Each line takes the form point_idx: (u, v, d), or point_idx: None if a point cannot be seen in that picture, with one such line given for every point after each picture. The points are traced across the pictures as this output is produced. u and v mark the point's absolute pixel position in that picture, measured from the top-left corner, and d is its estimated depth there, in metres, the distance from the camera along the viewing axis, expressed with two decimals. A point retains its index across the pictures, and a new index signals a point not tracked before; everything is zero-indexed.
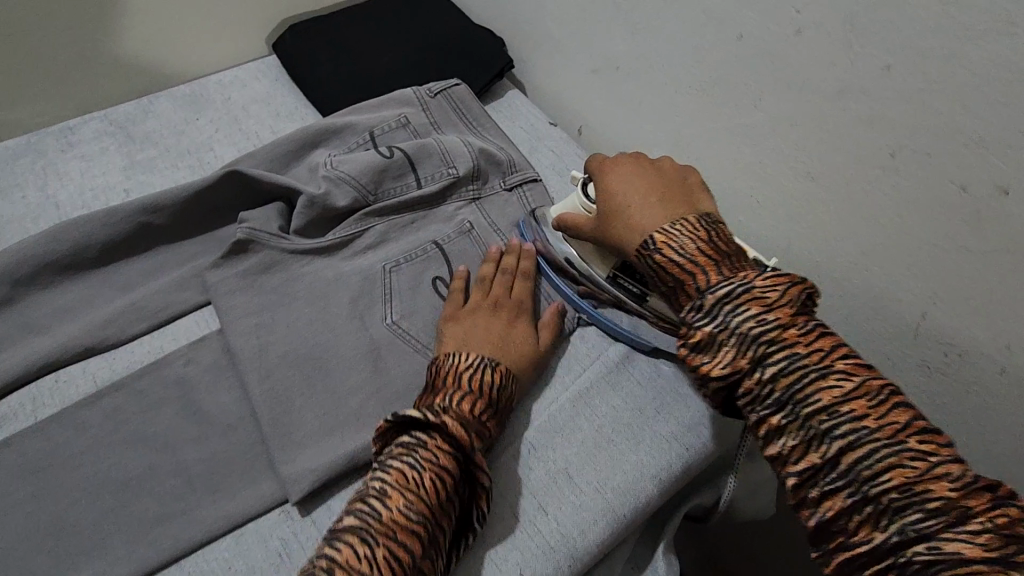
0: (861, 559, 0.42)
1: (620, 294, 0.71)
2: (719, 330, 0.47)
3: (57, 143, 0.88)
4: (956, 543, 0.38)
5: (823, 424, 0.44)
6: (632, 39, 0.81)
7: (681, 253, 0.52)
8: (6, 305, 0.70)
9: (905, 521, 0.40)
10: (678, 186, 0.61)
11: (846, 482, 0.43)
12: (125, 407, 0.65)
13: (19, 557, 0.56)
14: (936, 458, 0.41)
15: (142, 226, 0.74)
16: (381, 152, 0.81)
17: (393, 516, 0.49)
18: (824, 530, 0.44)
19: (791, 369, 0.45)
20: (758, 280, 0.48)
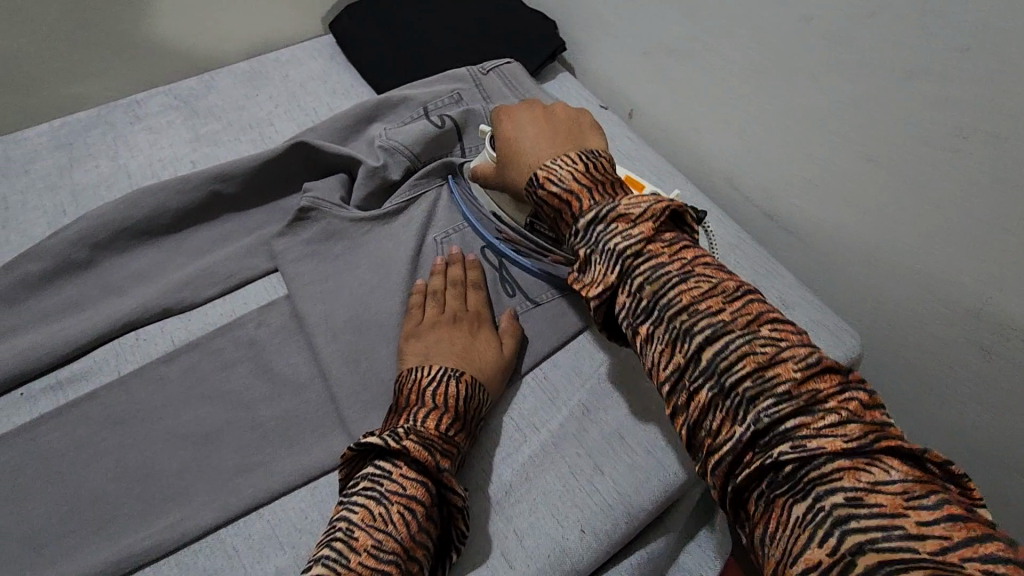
0: (728, 459, 0.44)
1: (538, 242, 0.72)
2: (591, 247, 0.53)
3: (125, 116, 0.91)
4: (818, 441, 0.40)
5: (685, 321, 0.47)
6: (690, 21, 0.82)
7: (560, 184, 0.56)
8: (88, 266, 0.73)
9: (759, 410, 0.43)
10: (573, 125, 0.63)
11: (708, 378, 0.46)
12: (202, 364, 0.68)
13: (108, 499, 0.59)
14: (788, 347, 0.45)
15: (212, 194, 0.77)
16: (435, 125, 0.83)
17: (359, 558, 0.48)
18: (697, 437, 0.46)
19: (661, 278, 0.49)
20: (625, 201, 0.53)
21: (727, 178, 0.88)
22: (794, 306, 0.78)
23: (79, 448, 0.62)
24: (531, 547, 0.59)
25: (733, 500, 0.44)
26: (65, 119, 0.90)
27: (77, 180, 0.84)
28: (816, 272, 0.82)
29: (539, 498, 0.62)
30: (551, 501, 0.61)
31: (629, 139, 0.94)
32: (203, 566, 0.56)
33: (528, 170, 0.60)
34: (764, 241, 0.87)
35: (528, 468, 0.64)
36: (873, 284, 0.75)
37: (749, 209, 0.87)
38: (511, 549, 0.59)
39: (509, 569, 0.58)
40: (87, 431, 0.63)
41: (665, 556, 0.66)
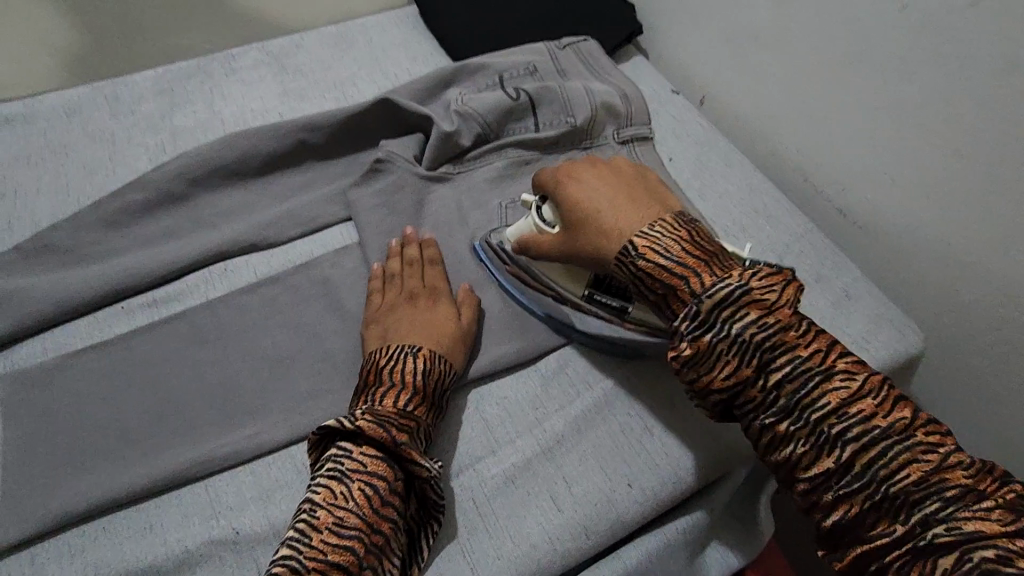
0: (878, 551, 0.47)
1: (600, 312, 0.68)
2: (720, 338, 0.51)
3: (221, 67, 0.97)
4: (976, 523, 0.44)
5: (833, 426, 0.48)
6: (778, 8, 0.82)
7: (668, 257, 0.55)
8: (183, 200, 0.79)
9: (927, 512, 0.45)
10: (644, 185, 0.66)
11: (862, 481, 0.47)
12: (282, 297, 0.72)
13: (192, 409, 0.64)
14: (944, 449, 0.47)
15: (299, 143, 0.82)
16: (508, 93, 0.86)
17: (321, 536, 0.51)
18: (845, 532, 0.49)
19: (802, 375, 0.50)
20: (753, 283, 0.53)
21: (799, 171, 0.88)
22: (859, 299, 0.77)
23: (168, 361, 0.67)
24: (579, 495, 0.61)
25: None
26: (168, 66, 0.96)
27: (176, 123, 0.90)
28: (883, 269, 0.81)
29: (589, 451, 0.64)
30: (600, 455, 0.64)
31: (701, 125, 0.94)
32: (274, 477, 0.61)
33: (615, 237, 0.60)
34: (832, 234, 0.86)
35: (579, 422, 0.66)
36: (945, 285, 0.74)
37: (821, 203, 0.86)
38: (559, 495, 0.61)
39: (558, 513, 0.60)
40: (176, 346, 0.68)
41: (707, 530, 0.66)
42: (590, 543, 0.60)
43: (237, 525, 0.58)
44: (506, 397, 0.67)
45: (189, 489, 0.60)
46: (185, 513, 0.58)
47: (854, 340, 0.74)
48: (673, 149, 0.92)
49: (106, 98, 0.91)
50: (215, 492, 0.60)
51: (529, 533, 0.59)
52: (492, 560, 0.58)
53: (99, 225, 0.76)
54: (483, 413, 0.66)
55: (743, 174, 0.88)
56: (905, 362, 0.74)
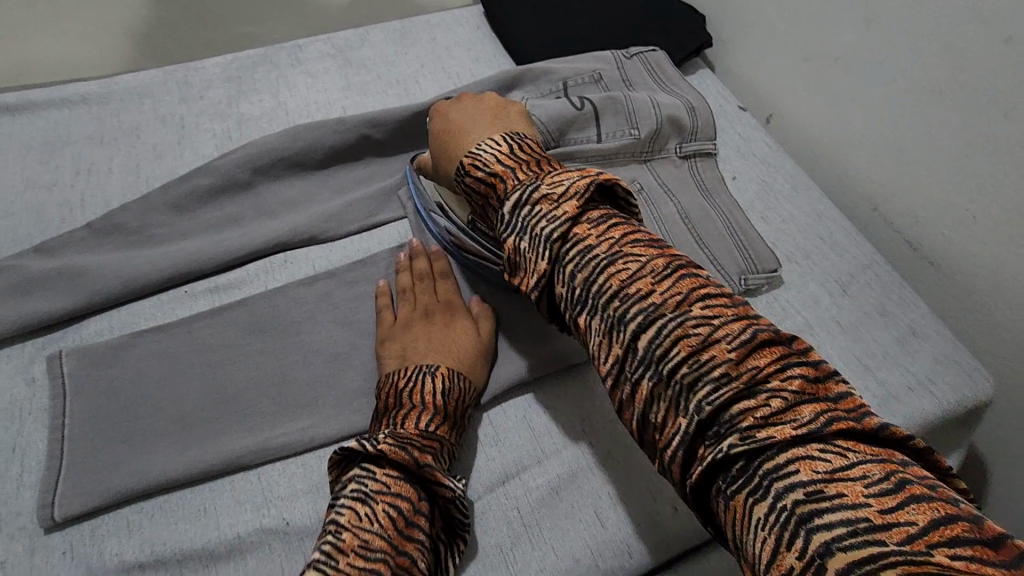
0: (678, 454, 0.44)
1: (482, 243, 0.69)
2: (517, 235, 0.54)
3: (288, 58, 0.98)
4: (785, 442, 0.40)
5: (618, 308, 0.48)
6: (864, 28, 0.79)
7: (485, 170, 0.59)
8: (248, 188, 0.80)
9: (699, 398, 0.43)
10: (502, 111, 0.68)
11: (644, 368, 0.46)
12: (338, 291, 0.73)
13: (250, 396, 0.66)
14: (732, 327, 0.44)
15: (362, 139, 0.83)
16: (572, 102, 0.86)
17: (348, 559, 0.49)
18: (648, 425, 0.47)
19: (586, 263, 0.50)
20: (547, 183, 0.55)
21: (868, 199, 0.85)
22: (925, 337, 0.74)
23: (226, 347, 0.69)
24: (626, 514, 0.62)
25: (701, 498, 0.44)
26: (237, 53, 0.98)
27: (242, 110, 0.92)
28: (955, 309, 0.78)
29: (635, 471, 0.64)
30: (645, 475, 0.63)
31: (766, 144, 0.92)
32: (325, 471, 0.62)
33: (460, 153, 0.64)
34: (898, 267, 0.83)
35: (627, 441, 0.66)
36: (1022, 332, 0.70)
37: (888, 233, 0.83)
38: (604, 511, 0.62)
39: (601, 528, 0.61)
40: (234, 333, 0.69)
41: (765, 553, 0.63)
42: (632, 562, 0.60)
43: (288, 516, 0.59)
44: (556, 406, 0.68)
45: (243, 476, 0.61)
46: (238, 500, 0.60)
47: (919, 379, 0.71)
48: (735, 168, 0.89)
49: (176, 82, 0.93)
50: (267, 480, 0.61)
51: (572, 548, 0.59)
52: (536, 573, 0.58)
53: (167, 208, 0.78)
54: (533, 424, 0.66)
55: (809, 199, 0.86)
56: (971, 408, 0.71)
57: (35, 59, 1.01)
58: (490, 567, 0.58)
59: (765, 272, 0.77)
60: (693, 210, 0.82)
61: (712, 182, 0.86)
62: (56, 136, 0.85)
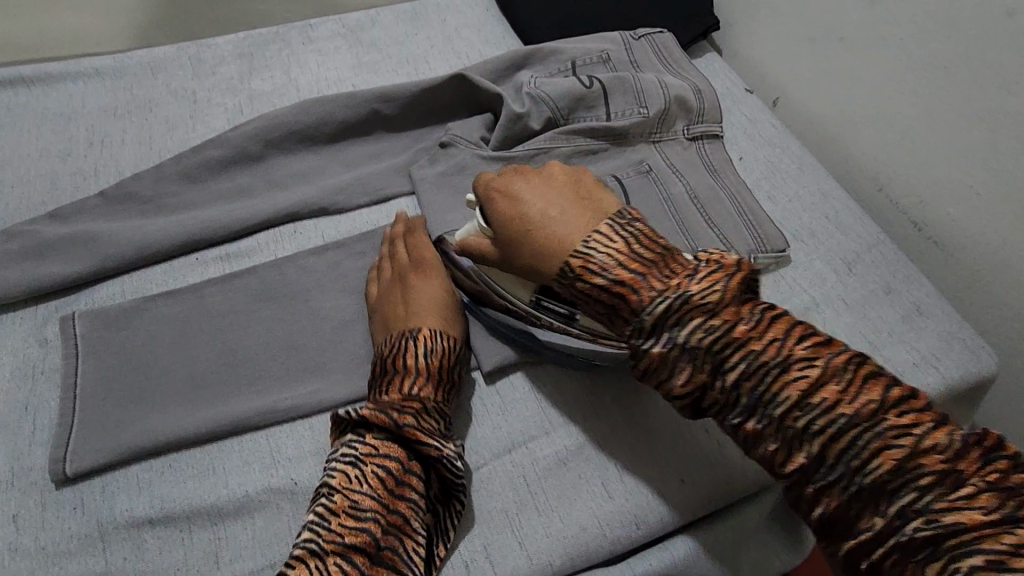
0: (865, 546, 0.44)
1: (546, 322, 0.63)
2: (671, 347, 0.50)
3: (299, 36, 0.99)
4: (953, 514, 0.41)
5: (799, 419, 0.46)
6: (871, 9, 0.79)
7: (606, 274, 0.53)
8: (258, 160, 0.81)
9: (902, 503, 0.43)
10: (582, 187, 0.61)
11: (836, 474, 0.45)
12: (347, 262, 0.74)
13: (259, 361, 0.67)
14: (921, 429, 0.44)
15: (372, 113, 0.84)
16: (582, 81, 0.86)
17: (339, 519, 0.52)
18: (831, 528, 0.46)
19: (753, 371, 0.48)
20: (696, 285, 0.50)
21: (875, 180, 0.85)
22: (930, 315, 0.74)
23: (237, 313, 0.70)
24: (633, 485, 0.61)
25: None
26: (249, 31, 0.99)
27: (253, 86, 0.93)
28: (960, 289, 0.78)
29: (643, 442, 0.64)
30: (652, 447, 0.63)
31: (773, 126, 0.92)
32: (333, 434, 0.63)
33: (559, 253, 0.56)
34: (905, 249, 0.84)
35: (633, 412, 0.65)
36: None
37: (894, 215, 0.84)
38: (611, 482, 0.61)
39: (609, 499, 0.60)
40: (245, 300, 0.70)
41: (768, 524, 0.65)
42: (640, 534, 0.59)
43: (295, 477, 0.60)
44: (563, 379, 0.67)
45: (250, 438, 0.62)
46: (247, 460, 0.61)
47: (923, 355, 0.72)
48: (743, 148, 0.90)
49: (188, 58, 0.94)
50: (275, 442, 0.62)
51: (577, 516, 0.59)
52: (542, 539, 0.58)
53: (178, 179, 0.78)
54: (540, 395, 0.66)
55: (816, 180, 0.86)
56: (975, 385, 0.71)
57: (49, 34, 1.02)
58: (495, 530, 0.58)
59: (773, 251, 0.78)
60: (700, 189, 0.82)
61: (720, 162, 0.86)
62: (68, 108, 0.86)
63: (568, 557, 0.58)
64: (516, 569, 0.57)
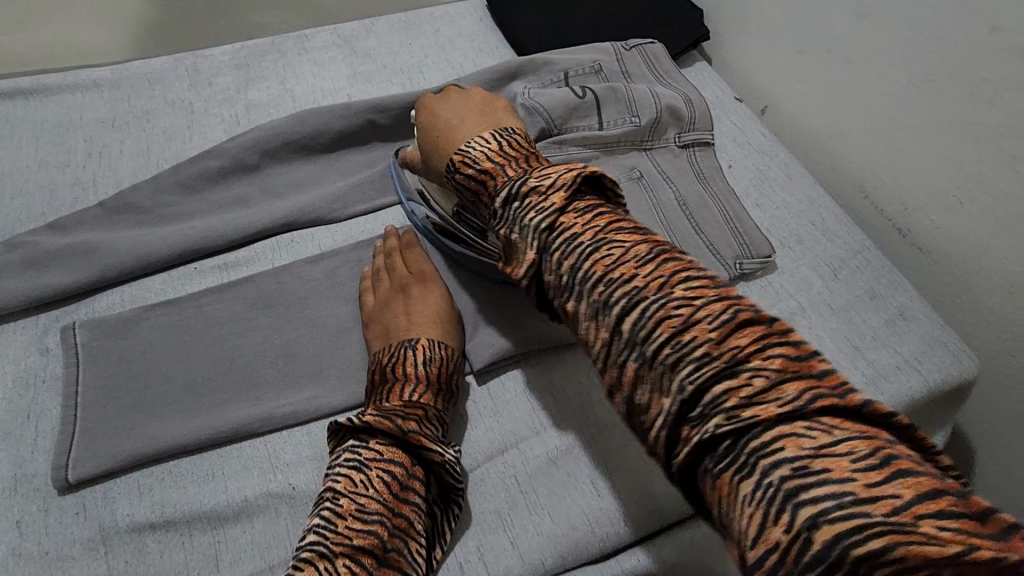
0: (693, 451, 0.40)
1: (463, 232, 0.70)
2: (511, 228, 0.53)
3: (295, 47, 1.00)
4: (819, 463, 0.34)
5: (620, 298, 0.45)
6: (856, 19, 0.81)
7: (474, 166, 0.58)
8: (256, 170, 0.83)
9: (681, 383, 0.41)
10: (491, 105, 0.67)
11: (641, 359, 0.43)
12: (344, 271, 0.76)
13: (258, 369, 0.68)
14: (700, 301, 0.42)
15: (368, 124, 0.85)
16: (574, 91, 0.88)
17: (347, 522, 0.53)
18: (675, 442, 0.42)
19: (611, 279, 0.46)
20: (537, 175, 0.54)
21: (859, 187, 0.87)
22: (913, 319, 0.76)
23: (236, 321, 0.71)
24: (621, 487, 0.63)
25: (683, 480, 0.42)
26: (246, 42, 1.00)
27: (250, 96, 0.94)
28: (942, 294, 0.80)
29: (632, 446, 0.65)
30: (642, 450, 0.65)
31: (761, 134, 0.94)
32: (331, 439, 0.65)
33: (449, 150, 0.63)
34: (889, 254, 0.86)
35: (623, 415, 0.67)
36: (1005, 315, 0.73)
37: (878, 221, 0.86)
38: (598, 481, 0.63)
39: (597, 498, 0.62)
40: (244, 308, 0.72)
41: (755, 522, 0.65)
42: (627, 529, 0.61)
43: (294, 481, 0.62)
44: (552, 382, 0.69)
45: (249, 443, 0.64)
46: (247, 465, 0.63)
47: (906, 359, 0.73)
48: (733, 156, 0.92)
49: (186, 68, 0.95)
50: (273, 447, 0.64)
51: (568, 514, 0.61)
52: (534, 538, 0.60)
53: (177, 189, 0.80)
54: (533, 399, 0.68)
55: (802, 186, 0.88)
56: (956, 388, 0.73)
57: (47, 43, 1.03)
58: (488, 531, 0.60)
59: (760, 257, 0.80)
60: (689, 197, 0.84)
61: (710, 170, 0.88)
62: (68, 118, 0.88)
63: (559, 554, 0.59)
64: (510, 569, 0.58)
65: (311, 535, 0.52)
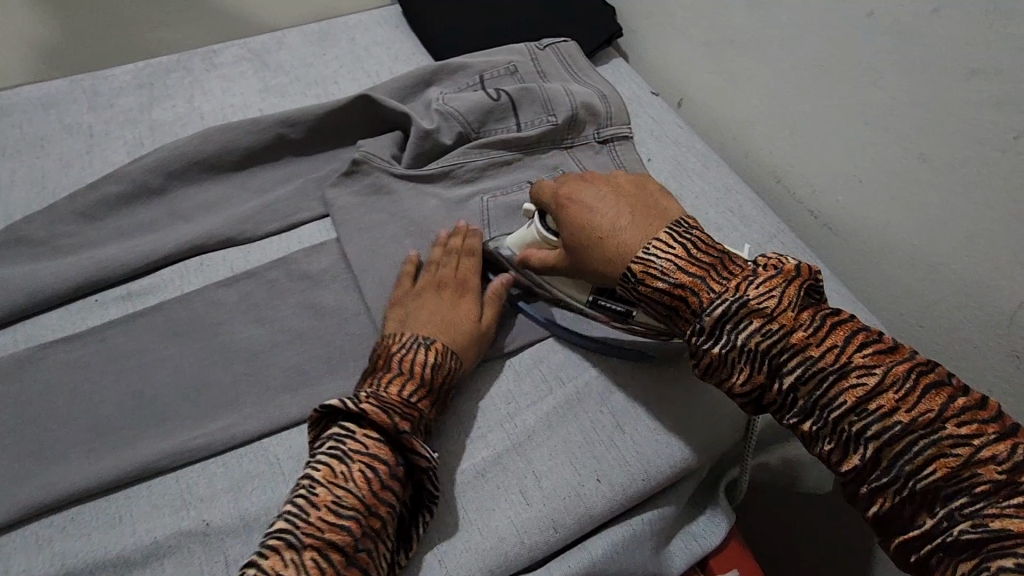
0: (915, 542, 0.47)
1: (605, 316, 0.69)
2: (729, 349, 0.53)
3: (202, 63, 0.97)
4: (1002, 521, 0.44)
5: (824, 391, 0.50)
6: (755, 12, 0.84)
7: (668, 279, 0.56)
8: (161, 193, 0.79)
9: (908, 472, 0.47)
10: (640, 196, 0.64)
11: (854, 443, 0.49)
12: (259, 292, 0.73)
13: (170, 401, 0.65)
14: (878, 370, 0.49)
15: (277, 139, 0.83)
16: (489, 94, 0.88)
17: (320, 513, 0.52)
18: (886, 525, 0.49)
19: (811, 376, 0.51)
20: (742, 285, 0.54)
21: (772, 172, 0.89)
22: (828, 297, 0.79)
23: (143, 353, 0.68)
24: (547, 489, 0.62)
25: (918, 569, 0.48)
26: (148, 61, 0.96)
27: (154, 117, 0.90)
28: (853, 272, 0.82)
29: (558, 448, 0.64)
30: (569, 451, 0.64)
31: (678, 127, 0.96)
32: (249, 468, 0.62)
33: (619, 257, 0.60)
34: (804, 237, 0.88)
35: (548, 417, 0.66)
36: (909, 288, 0.76)
37: (791, 204, 0.88)
38: (528, 489, 0.62)
39: (526, 506, 0.61)
40: (151, 339, 0.68)
41: (674, 520, 0.67)
42: (557, 537, 0.60)
43: (207, 517, 0.59)
44: (478, 389, 0.69)
45: (161, 480, 0.61)
46: (159, 504, 0.59)
47: None
48: (652, 149, 0.93)
49: (83, 91, 0.91)
50: (188, 482, 0.61)
51: (497, 527, 0.60)
52: (459, 554, 0.58)
53: (75, 218, 0.76)
54: (457, 408, 0.67)
55: (719, 175, 0.90)
56: None
57: None
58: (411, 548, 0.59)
59: None
60: None
61: (631, 162, 0.88)
62: None
63: (487, 568, 0.58)
64: None
65: (279, 523, 0.51)
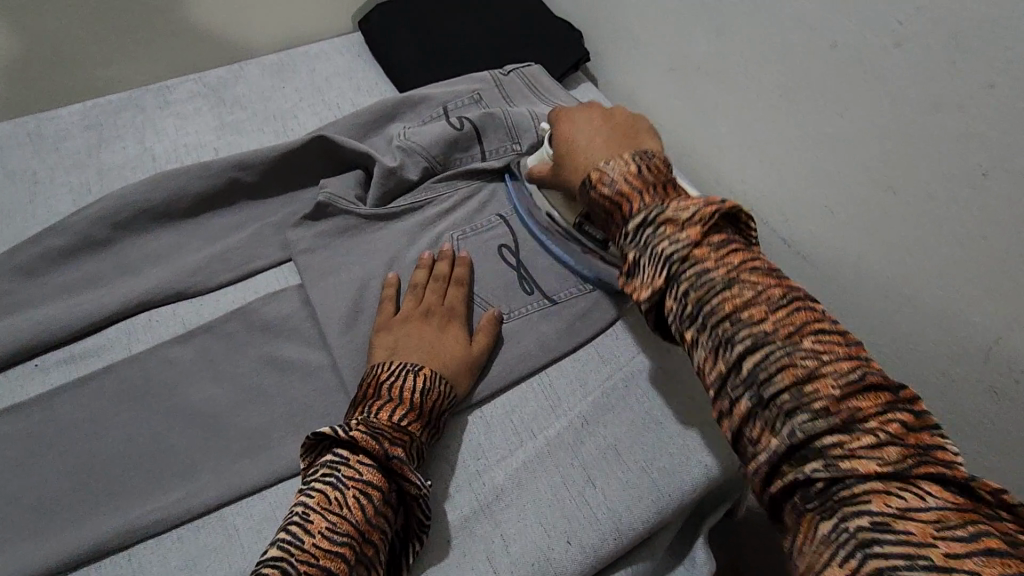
0: (767, 471, 0.44)
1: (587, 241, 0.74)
2: (641, 250, 0.53)
3: (155, 100, 0.93)
4: (852, 463, 0.40)
5: (708, 300, 0.49)
6: (718, 38, 0.82)
7: (610, 186, 0.57)
8: (109, 244, 0.76)
9: (769, 392, 0.44)
10: (627, 128, 0.66)
11: (730, 360, 0.47)
12: (213, 347, 0.70)
13: (116, 472, 0.61)
14: (766, 290, 0.48)
15: (231, 182, 0.79)
16: (452, 123, 0.84)
17: (314, 539, 0.49)
18: (744, 450, 0.47)
19: (700, 286, 0.50)
20: (673, 205, 0.53)
21: (745, 201, 0.87)
22: None
23: (88, 420, 0.64)
24: (516, 555, 0.59)
25: (774, 508, 0.45)
26: (98, 100, 0.92)
27: (104, 160, 0.86)
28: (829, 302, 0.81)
29: (528, 508, 0.61)
30: (540, 510, 0.61)
31: None
32: (204, 542, 0.58)
33: (586, 171, 0.62)
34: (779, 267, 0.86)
35: (518, 474, 0.63)
36: (884, 320, 0.74)
37: (765, 233, 0.86)
38: (496, 555, 0.59)
39: (494, 574, 0.58)
40: (95, 405, 0.65)
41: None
42: None
43: None
44: (446, 446, 0.65)
45: (110, 561, 0.57)
46: None
47: None
48: None
49: (28, 135, 0.87)
50: (139, 561, 0.57)
51: None
52: None
53: (16, 275, 0.72)
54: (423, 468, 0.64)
55: None
56: None
57: None
58: None
59: None
60: None
61: None
62: None
63: None
64: None
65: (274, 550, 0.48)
